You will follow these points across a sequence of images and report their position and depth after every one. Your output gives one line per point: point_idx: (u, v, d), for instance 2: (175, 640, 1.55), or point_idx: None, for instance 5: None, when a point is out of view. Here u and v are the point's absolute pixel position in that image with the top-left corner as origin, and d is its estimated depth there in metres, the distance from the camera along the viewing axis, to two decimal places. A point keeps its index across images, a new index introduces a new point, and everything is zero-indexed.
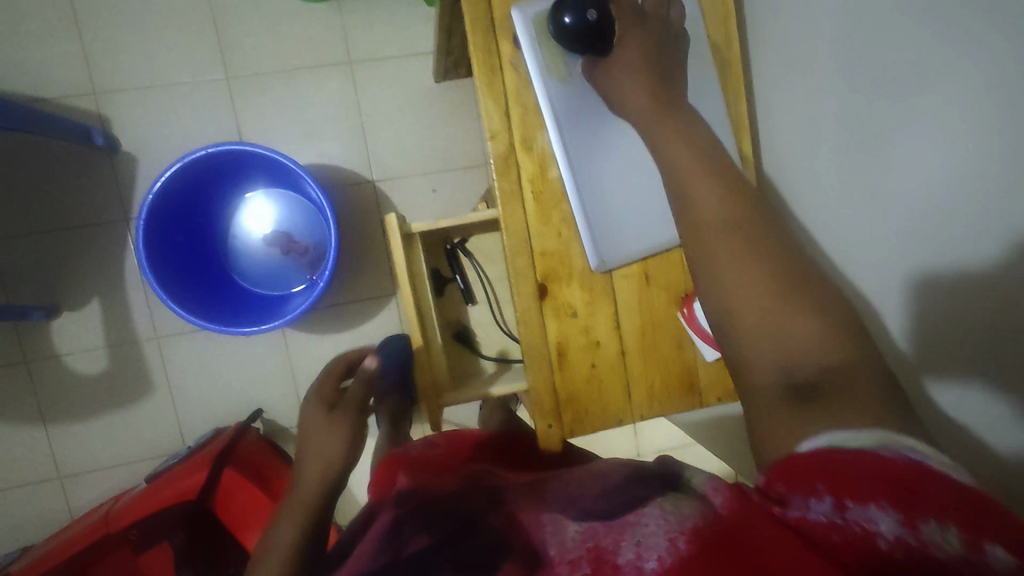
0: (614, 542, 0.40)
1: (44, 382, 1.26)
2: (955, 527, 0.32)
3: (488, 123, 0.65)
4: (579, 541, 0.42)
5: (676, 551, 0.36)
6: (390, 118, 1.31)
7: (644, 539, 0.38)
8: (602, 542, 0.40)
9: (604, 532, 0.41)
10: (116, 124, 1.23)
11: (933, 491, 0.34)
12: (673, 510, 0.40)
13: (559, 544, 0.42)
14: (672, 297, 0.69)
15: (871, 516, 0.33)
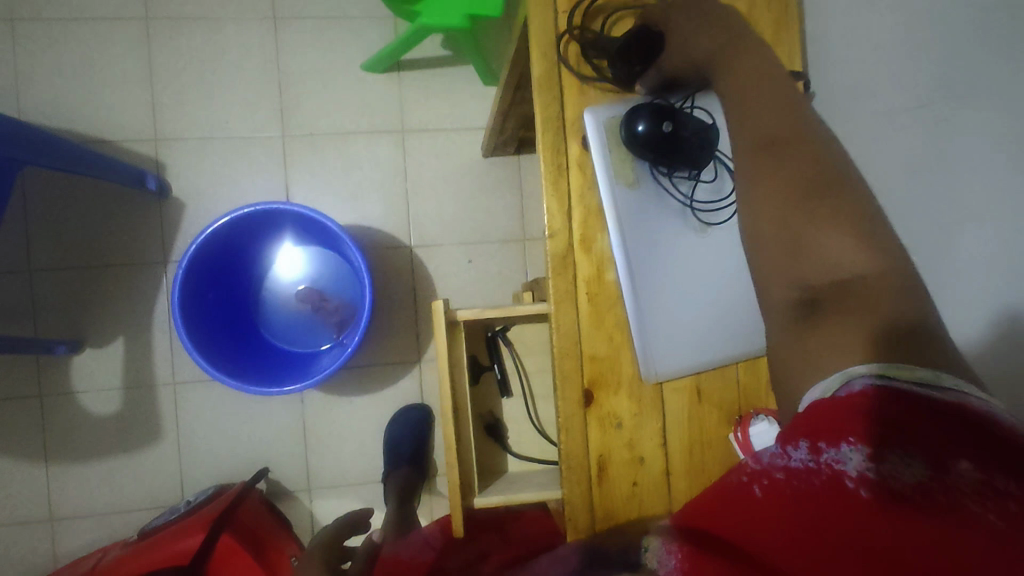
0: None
1: (53, 419, 1.23)
2: (919, 460, 0.36)
3: (549, 219, 0.63)
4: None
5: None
6: (435, 188, 1.33)
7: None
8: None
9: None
10: (170, 170, 1.26)
11: (904, 419, 0.40)
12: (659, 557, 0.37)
13: None
14: (724, 416, 0.65)
15: (843, 456, 0.38)
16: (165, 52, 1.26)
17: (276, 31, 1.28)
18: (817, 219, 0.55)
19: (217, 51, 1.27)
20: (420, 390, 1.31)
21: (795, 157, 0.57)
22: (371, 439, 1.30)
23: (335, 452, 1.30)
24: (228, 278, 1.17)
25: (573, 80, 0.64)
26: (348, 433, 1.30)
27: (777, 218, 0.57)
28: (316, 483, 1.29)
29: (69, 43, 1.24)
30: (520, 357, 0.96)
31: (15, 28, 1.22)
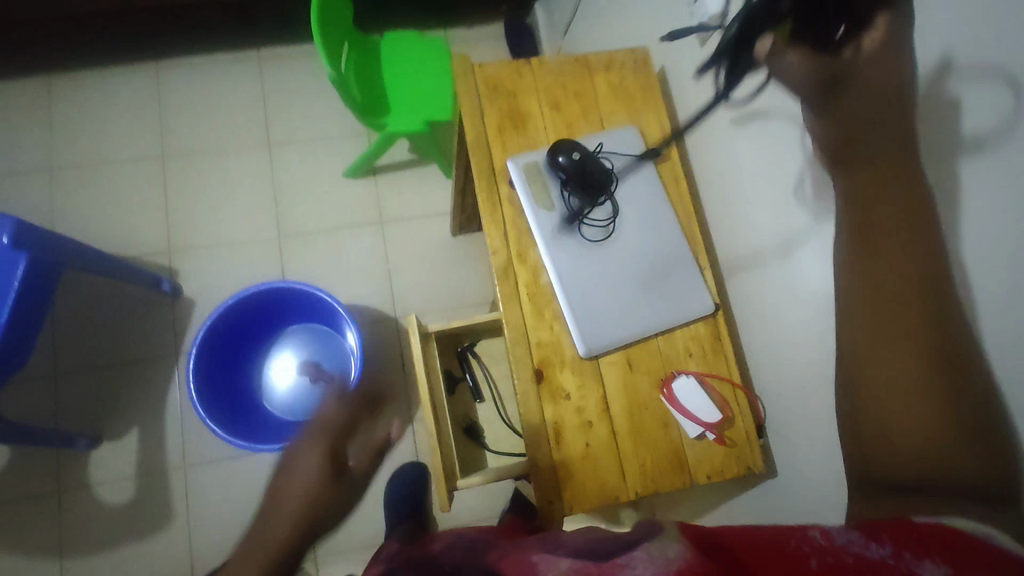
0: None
1: (70, 514, 1.30)
2: None
3: (491, 242, 0.82)
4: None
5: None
6: (413, 265, 1.53)
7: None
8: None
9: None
10: (182, 275, 1.46)
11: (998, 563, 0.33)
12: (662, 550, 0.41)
13: None
14: (654, 381, 0.79)
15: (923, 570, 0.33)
16: (179, 179, 1.52)
17: (272, 154, 1.55)
18: (950, 390, 0.42)
19: (222, 174, 1.53)
20: (414, 447, 1.41)
21: (937, 315, 0.44)
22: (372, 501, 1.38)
23: None
24: (230, 371, 1.32)
25: (498, 141, 0.86)
26: None
27: (911, 405, 0.43)
28: (321, 552, 1.34)
29: (100, 181, 1.49)
30: (488, 368, 1.11)
31: (55, 173, 1.48)
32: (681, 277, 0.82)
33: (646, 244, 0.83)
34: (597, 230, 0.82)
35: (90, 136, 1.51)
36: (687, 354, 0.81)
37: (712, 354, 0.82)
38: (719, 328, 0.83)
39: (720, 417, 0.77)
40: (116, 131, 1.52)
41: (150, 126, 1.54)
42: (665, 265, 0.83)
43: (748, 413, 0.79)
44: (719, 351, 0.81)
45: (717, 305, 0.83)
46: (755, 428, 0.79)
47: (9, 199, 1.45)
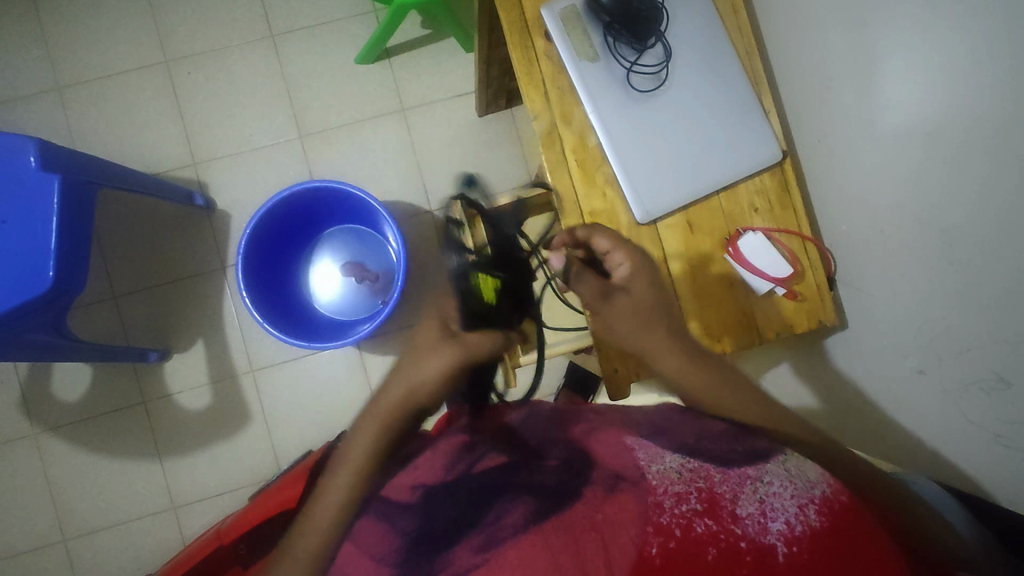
0: (730, 491, 0.48)
1: (158, 419, 1.41)
2: None
3: (530, 105, 0.75)
4: (687, 478, 0.50)
5: (807, 519, 0.44)
6: (441, 152, 1.45)
7: (766, 498, 0.46)
8: (716, 487, 0.48)
9: (718, 480, 0.49)
10: (212, 187, 1.43)
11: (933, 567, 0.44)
12: (795, 473, 0.49)
13: (660, 474, 0.51)
14: (717, 240, 0.75)
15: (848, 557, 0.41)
16: (189, 86, 1.44)
17: (277, 46, 1.44)
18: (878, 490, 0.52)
19: (231, 75, 1.44)
20: None
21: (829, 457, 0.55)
22: None
23: None
24: (275, 272, 1.34)
25: None
26: None
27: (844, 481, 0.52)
28: None
29: (111, 96, 1.43)
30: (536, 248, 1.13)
31: (64, 93, 1.42)
32: (743, 125, 0.74)
33: (701, 91, 0.74)
34: (646, 79, 0.73)
35: (90, 48, 1.43)
36: (752, 209, 0.75)
37: (779, 207, 0.76)
38: (786, 178, 0.76)
39: (791, 271, 0.73)
40: (115, 39, 1.43)
41: (146, 28, 1.44)
42: (723, 113, 0.74)
43: (820, 265, 0.74)
44: (787, 203, 0.75)
45: (784, 151, 0.75)
46: (829, 282, 0.74)
47: (25, 124, 1.41)
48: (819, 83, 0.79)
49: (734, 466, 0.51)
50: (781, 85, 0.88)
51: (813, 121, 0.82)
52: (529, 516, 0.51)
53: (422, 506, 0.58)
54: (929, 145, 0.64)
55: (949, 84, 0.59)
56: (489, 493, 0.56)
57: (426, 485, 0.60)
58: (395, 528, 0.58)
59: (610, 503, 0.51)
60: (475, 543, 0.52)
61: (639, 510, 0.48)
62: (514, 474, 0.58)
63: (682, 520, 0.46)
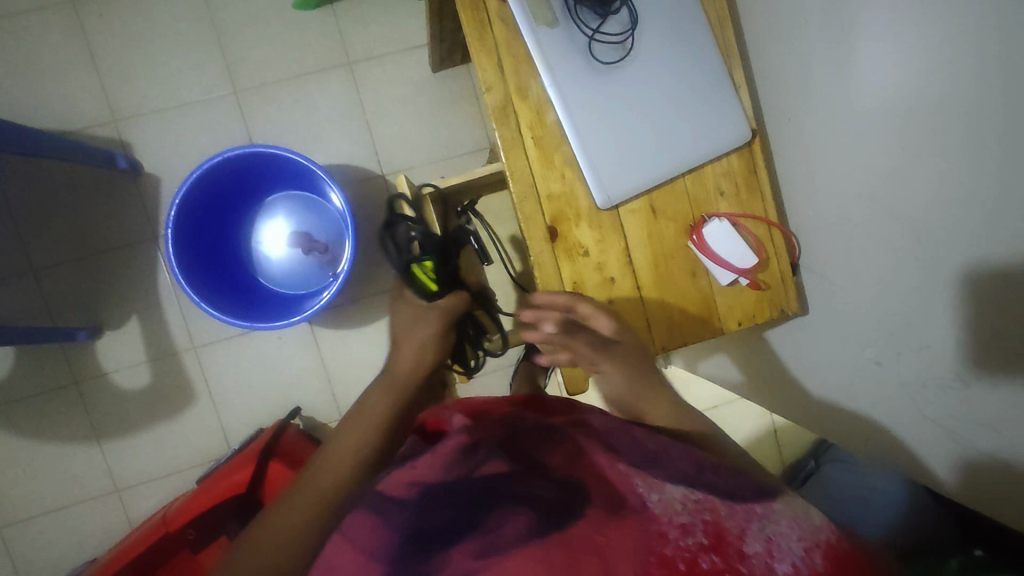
0: (737, 525, 0.41)
1: (93, 400, 1.32)
2: None
3: (483, 76, 0.68)
4: (691, 509, 0.42)
5: (815, 564, 0.38)
6: (393, 112, 1.35)
7: (775, 537, 0.40)
8: (723, 520, 0.41)
9: (725, 512, 0.42)
10: (137, 147, 1.30)
11: None
12: (801, 513, 0.43)
13: (663, 501, 0.43)
14: (682, 227, 0.71)
15: None
16: (102, 32, 1.27)
17: None
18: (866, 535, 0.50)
19: (152, 20, 1.28)
20: None
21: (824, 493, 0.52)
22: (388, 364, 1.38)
23: (358, 382, 1.38)
24: (212, 244, 1.24)
25: None
26: (363, 363, 1.38)
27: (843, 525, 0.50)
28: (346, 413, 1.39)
29: (10, 41, 1.25)
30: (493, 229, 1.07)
31: None
32: (712, 101, 0.69)
33: (668, 63, 0.68)
34: (609, 49, 0.66)
35: None
36: (718, 193, 0.71)
37: (746, 190, 0.72)
38: (754, 160, 0.72)
39: (756, 261, 0.70)
40: None
41: None
42: (692, 88, 0.69)
43: (785, 252, 0.72)
44: (755, 187, 0.71)
45: (754, 131, 0.71)
46: (793, 269, 0.72)
47: None
48: (791, 55, 0.74)
49: (739, 500, 0.44)
50: (753, 53, 0.83)
51: (783, 96, 0.78)
52: (535, 527, 0.42)
53: (417, 503, 0.46)
54: (900, 131, 0.60)
55: (924, 69, 0.56)
56: (497, 497, 0.45)
57: (425, 484, 0.48)
58: (382, 526, 0.46)
59: (613, 525, 0.42)
60: (472, 549, 0.42)
61: (639, 543, 0.40)
62: (523, 476, 0.47)
63: (687, 554, 0.39)
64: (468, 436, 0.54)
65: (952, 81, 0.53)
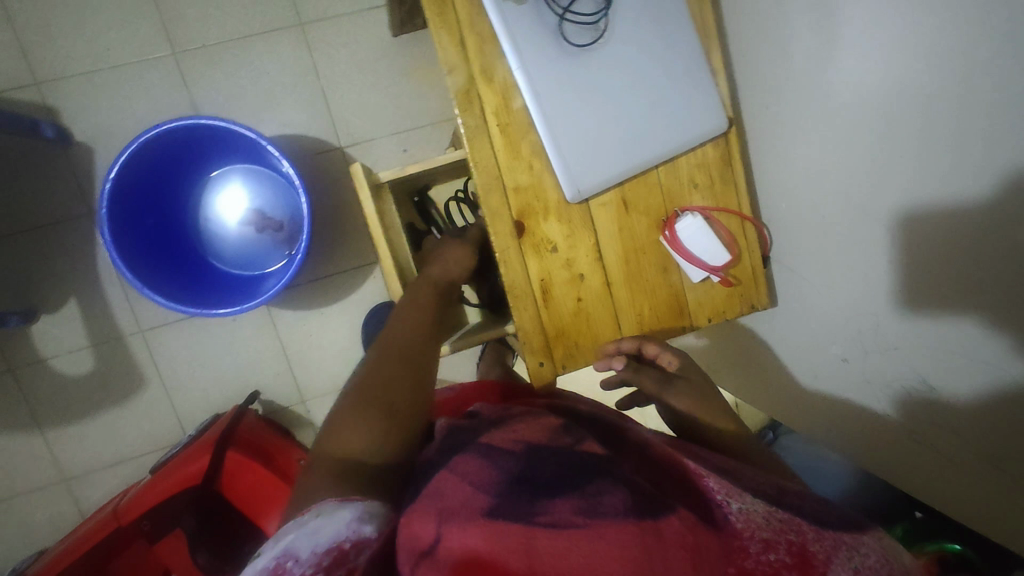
0: (823, 552, 0.44)
1: (32, 388, 1.24)
2: None
3: (444, 56, 0.62)
4: (775, 527, 0.46)
5: None
6: (351, 78, 1.25)
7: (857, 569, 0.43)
8: (808, 544, 0.45)
9: (810, 536, 0.45)
10: (64, 114, 1.18)
11: None
12: (888, 553, 0.46)
13: (746, 514, 0.46)
14: (654, 221, 0.68)
15: None
16: None
17: None
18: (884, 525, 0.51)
19: None
20: (385, 289, 1.32)
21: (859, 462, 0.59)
22: (350, 345, 1.34)
23: (319, 365, 1.34)
24: (155, 221, 1.15)
25: None
26: (323, 344, 1.33)
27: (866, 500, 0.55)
28: (308, 395, 1.35)
29: None
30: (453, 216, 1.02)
31: None
32: (688, 88, 0.65)
33: (644, 46, 0.64)
34: (581, 29, 0.61)
35: None
36: (692, 186, 0.68)
37: (720, 183, 0.69)
38: (729, 151, 0.69)
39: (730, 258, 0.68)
40: None
41: None
42: (667, 72, 0.64)
43: (757, 247, 0.70)
44: (729, 180, 0.68)
45: (730, 120, 0.68)
46: (764, 264, 0.70)
47: None
48: (770, 37, 0.70)
49: (829, 528, 0.47)
50: (731, 32, 0.79)
51: (761, 81, 0.74)
52: (634, 504, 0.43)
53: (528, 454, 0.49)
54: (877, 129, 0.58)
55: (903, 65, 0.53)
56: (596, 463, 0.48)
57: (531, 443, 0.51)
58: (494, 465, 0.47)
59: (702, 530, 0.43)
60: (575, 505, 0.43)
61: (724, 551, 0.43)
62: (622, 467, 0.49)
63: (767, 568, 0.43)
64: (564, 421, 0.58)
65: (934, 81, 0.51)
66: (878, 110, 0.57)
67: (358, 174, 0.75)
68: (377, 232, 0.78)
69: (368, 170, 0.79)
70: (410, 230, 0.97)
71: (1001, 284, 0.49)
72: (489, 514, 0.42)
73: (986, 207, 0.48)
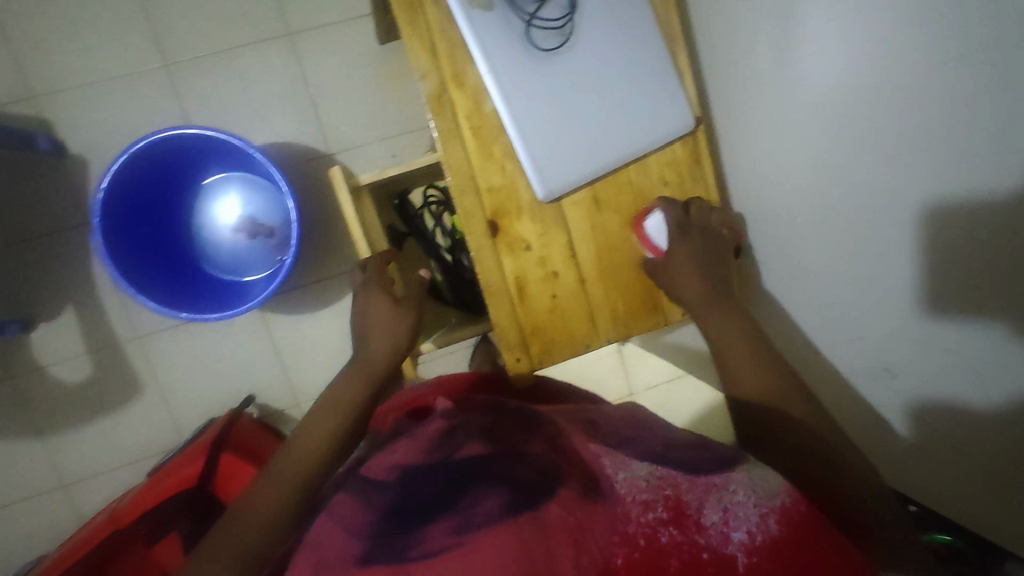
0: (696, 499, 0.48)
1: (32, 395, 1.27)
2: None
3: (416, 63, 0.64)
4: (655, 486, 0.49)
5: (767, 529, 0.45)
6: (338, 86, 1.28)
7: (730, 507, 0.46)
8: (683, 494, 0.48)
9: (685, 487, 0.49)
10: (59, 126, 1.20)
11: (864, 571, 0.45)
12: (759, 480, 0.49)
13: (629, 481, 0.50)
14: (625, 218, 0.70)
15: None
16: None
17: None
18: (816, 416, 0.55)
19: None
20: None
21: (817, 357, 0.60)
22: (343, 347, 1.36)
23: (313, 368, 1.36)
24: (149, 229, 1.18)
25: None
26: (317, 348, 1.35)
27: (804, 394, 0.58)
28: (303, 398, 1.37)
29: None
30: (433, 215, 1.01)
31: None
32: (654, 89, 0.67)
33: (610, 49, 0.66)
34: (547, 34, 0.64)
35: None
36: (662, 183, 0.70)
37: (690, 180, 0.71)
38: (699, 149, 0.71)
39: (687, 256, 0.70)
40: None
41: None
42: (634, 73, 0.66)
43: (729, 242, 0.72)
44: (699, 176, 0.70)
45: (698, 118, 0.70)
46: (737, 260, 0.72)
47: None
48: (736, 38, 0.72)
49: (700, 472, 0.51)
50: (701, 33, 0.81)
51: (731, 81, 0.76)
52: (505, 505, 0.47)
53: (401, 485, 0.53)
54: (836, 125, 0.60)
55: (866, 60, 0.55)
56: (473, 474, 0.52)
57: (404, 466, 0.56)
58: (371, 503, 0.52)
59: (584, 508, 0.48)
60: (449, 525, 0.47)
61: (608, 524, 0.47)
62: (494, 465, 0.53)
63: (647, 529, 0.46)
64: (450, 426, 0.61)
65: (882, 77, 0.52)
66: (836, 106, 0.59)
67: (337, 178, 0.76)
68: (357, 234, 0.80)
69: (349, 174, 0.81)
70: (395, 232, 0.98)
71: (974, 264, 0.51)
72: (362, 560, 0.46)
73: (959, 192, 0.50)
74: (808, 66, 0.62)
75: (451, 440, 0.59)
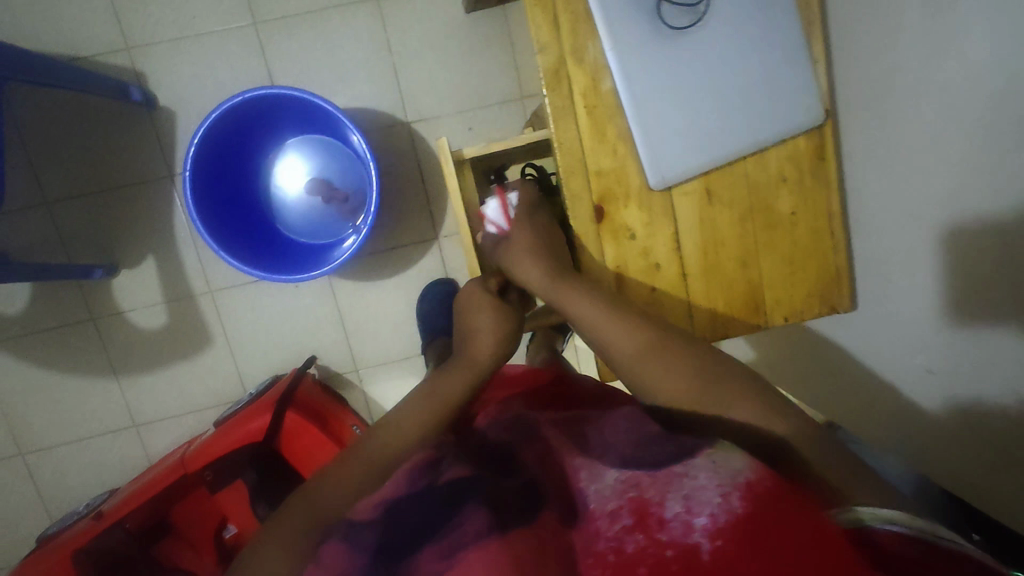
0: (658, 494, 0.44)
1: (111, 337, 1.32)
2: None
3: (536, 34, 0.62)
4: (618, 491, 0.46)
5: (731, 507, 0.41)
6: (421, 54, 1.26)
7: (691, 493, 0.43)
8: (646, 493, 0.45)
9: (647, 484, 0.46)
10: (150, 78, 1.23)
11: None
12: (721, 462, 0.46)
13: (596, 495, 0.47)
14: (736, 213, 0.67)
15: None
16: None
17: None
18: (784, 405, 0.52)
19: None
20: (442, 264, 1.34)
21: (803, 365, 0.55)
22: (407, 317, 1.36)
23: (374, 335, 1.37)
24: (232, 186, 1.20)
25: None
26: (381, 316, 1.36)
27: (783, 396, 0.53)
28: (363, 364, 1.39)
29: None
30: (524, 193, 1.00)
31: None
32: (785, 76, 0.62)
33: (741, 31, 0.62)
34: (679, 9, 0.61)
35: None
36: (781, 179, 0.66)
37: (811, 177, 0.66)
38: (824, 145, 0.66)
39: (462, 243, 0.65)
40: None
41: None
42: (765, 58, 0.62)
43: (844, 247, 0.68)
44: (822, 174, 0.65)
45: (828, 112, 0.65)
46: (850, 266, 0.68)
47: None
48: (875, 26, 0.66)
49: (660, 466, 0.47)
50: (833, 18, 0.75)
51: (863, 72, 0.70)
52: (493, 523, 0.45)
53: (386, 519, 0.49)
54: (989, 130, 0.55)
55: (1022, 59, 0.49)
56: (455, 501, 0.49)
57: (389, 501, 0.52)
58: (356, 548, 0.47)
59: (566, 531, 0.45)
60: (440, 548, 0.44)
61: (581, 545, 0.43)
62: (475, 485, 0.50)
63: (616, 543, 0.42)
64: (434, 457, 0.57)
65: None
66: (991, 110, 0.54)
67: (444, 149, 0.76)
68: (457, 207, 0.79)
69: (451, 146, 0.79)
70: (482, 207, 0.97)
71: None
72: None
73: None
74: (961, 63, 0.56)
75: (436, 467, 0.55)
